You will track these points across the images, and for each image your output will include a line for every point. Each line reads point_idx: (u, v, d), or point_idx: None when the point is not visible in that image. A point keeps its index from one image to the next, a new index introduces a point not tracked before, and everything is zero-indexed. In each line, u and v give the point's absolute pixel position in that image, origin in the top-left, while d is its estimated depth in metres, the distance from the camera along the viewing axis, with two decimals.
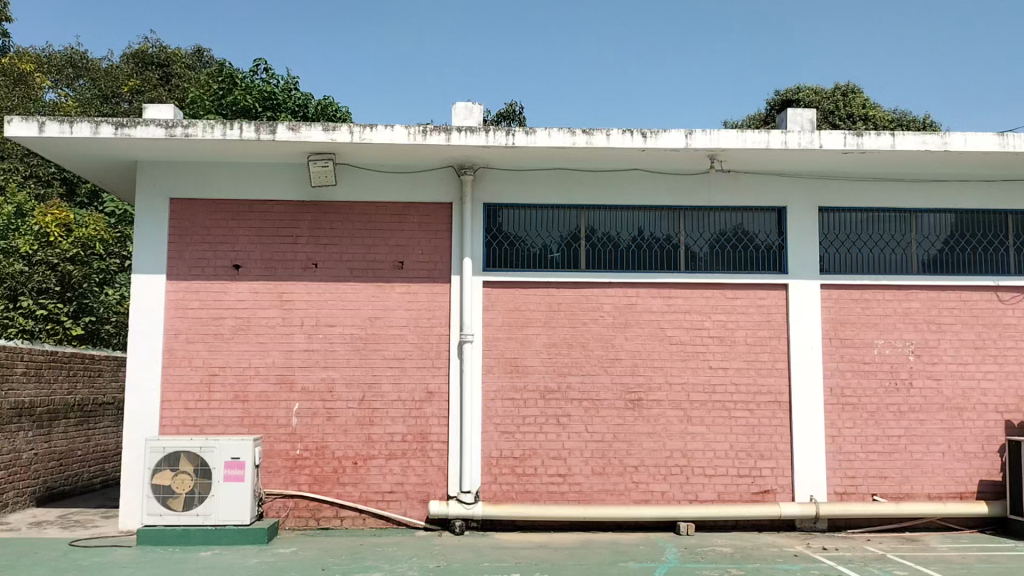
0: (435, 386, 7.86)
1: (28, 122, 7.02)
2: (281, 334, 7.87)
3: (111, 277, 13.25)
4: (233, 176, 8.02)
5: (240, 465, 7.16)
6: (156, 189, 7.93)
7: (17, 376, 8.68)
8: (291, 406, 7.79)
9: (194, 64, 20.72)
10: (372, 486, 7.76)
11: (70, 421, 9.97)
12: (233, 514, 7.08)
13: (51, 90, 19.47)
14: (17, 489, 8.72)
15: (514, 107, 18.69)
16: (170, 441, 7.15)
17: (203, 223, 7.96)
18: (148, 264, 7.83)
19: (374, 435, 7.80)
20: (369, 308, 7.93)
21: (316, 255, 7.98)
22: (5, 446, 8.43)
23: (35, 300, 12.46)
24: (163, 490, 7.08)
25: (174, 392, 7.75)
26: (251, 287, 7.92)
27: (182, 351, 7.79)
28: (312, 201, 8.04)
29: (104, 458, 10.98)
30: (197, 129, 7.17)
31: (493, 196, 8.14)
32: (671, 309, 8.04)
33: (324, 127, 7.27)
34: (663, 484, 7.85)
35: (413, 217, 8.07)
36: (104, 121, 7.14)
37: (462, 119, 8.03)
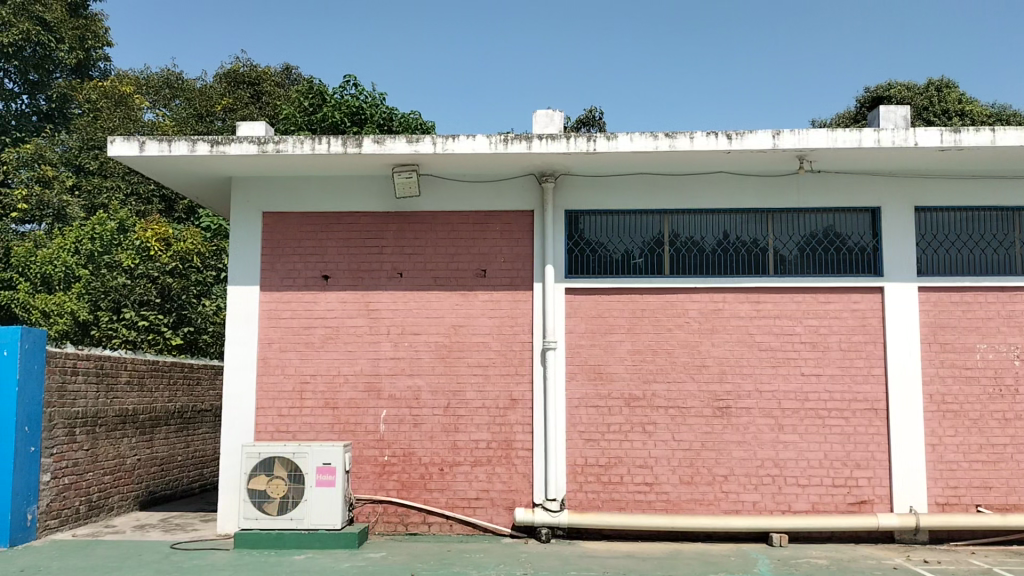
0: (519, 393, 7.88)
1: (131, 142, 7.38)
2: (368, 342, 8.03)
3: (208, 289, 13.78)
4: (321, 189, 8.24)
5: (331, 470, 7.32)
6: (248, 203, 8.22)
7: (121, 385, 9.10)
8: (379, 413, 7.94)
9: (283, 82, 21.36)
10: (458, 493, 7.83)
11: (171, 428, 10.40)
12: (324, 519, 7.24)
13: (150, 111, 20.40)
14: (122, 493, 9.12)
15: (593, 113, 18.66)
16: (265, 446, 7.38)
17: (293, 236, 8.20)
18: (242, 275, 8.12)
19: (460, 442, 7.88)
20: (453, 317, 8.02)
21: (401, 265, 8.12)
22: (110, 451, 8.85)
23: (137, 312, 13.09)
24: (259, 495, 7.30)
25: (268, 399, 7.99)
26: (339, 297, 8.10)
27: (275, 359, 8.04)
28: (396, 212, 8.18)
29: (202, 464, 11.40)
30: (288, 144, 7.39)
31: (574, 203, 8.12)
32: (759, 315, 7.87)
33: (408, 140, 7.39)
34: (754, 493, 7.67)
35: (495, 226, 8.13)
36: (200, 139, 7.44)
37: (543, 127, 8.06)
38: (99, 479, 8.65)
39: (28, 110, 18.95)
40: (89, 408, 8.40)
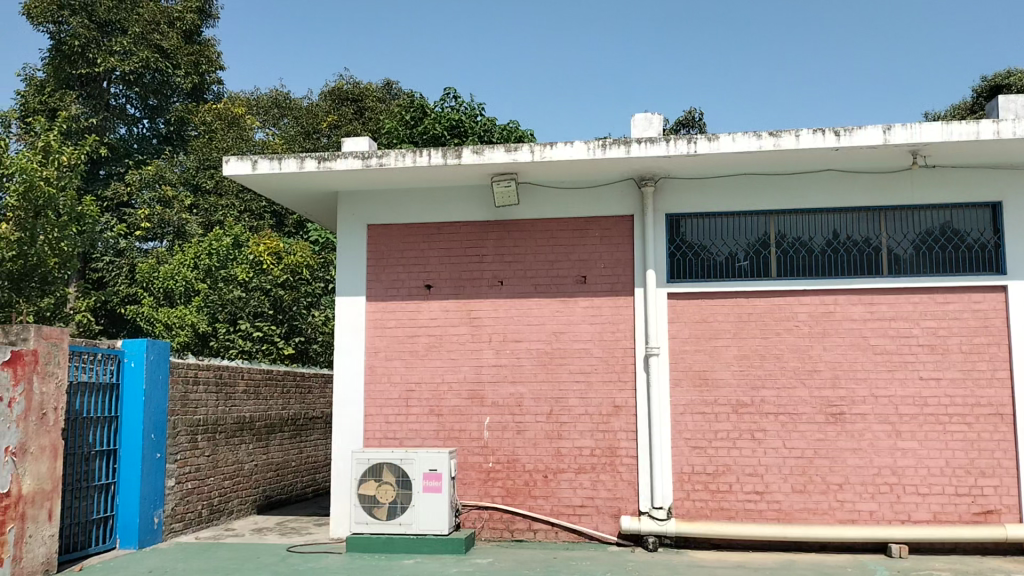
0: (622, 400, 7.83)
1: (244, 161, 7.74)
2: (471, 350, 8.13)
3: (316, 300, 14.41)
4: (423, 201, 8.40)
5: (437, 477, 7.42)
6: (354, 217, 8.47)
7: (238, 394, 9.52)
8: (483, 420, 8.02)
9: (385, 97, 21.89)
10: (563, 500, 7.83)
11: (285, 435, 10.78)
12: (431, 524, 7.36)
13: (261, 131, 21.30)
14: (240, 498, 9.52)
15: (693, 114, 18.37)
16: (373, 453, 7.57)
17: (397, 247, 8.39)
18: (349, 287, 8.36)
19: (564, 449, 7.87)
20: (554, 323, 8.03)
21: (502, 273, 8.19)
22: (229, 457, 9.25)
23: (252, 323, 13.64)
24: (369, 499, 7.50)
25: (375, 406, 8.20)
26: (442, 305, 8.23)
27: (381, 368, 8.24)
28: (496, 221, 8.27)
29: (314, 469, 11.78)
30: (390, 158, 7.58)
31: (675, 206, 8.01)
32: (873, 317, 7.57)
33: (506, 149, 7.47)
34: (871, 503, 7.37)
35: (595, 232, 8.10)
36: (307, 156, 7.72)
37: (642, 130, 7.98)
38: (219, 484, 9.06)
39: (149, 133, 19.84)
40: (210, 415, 8.82)
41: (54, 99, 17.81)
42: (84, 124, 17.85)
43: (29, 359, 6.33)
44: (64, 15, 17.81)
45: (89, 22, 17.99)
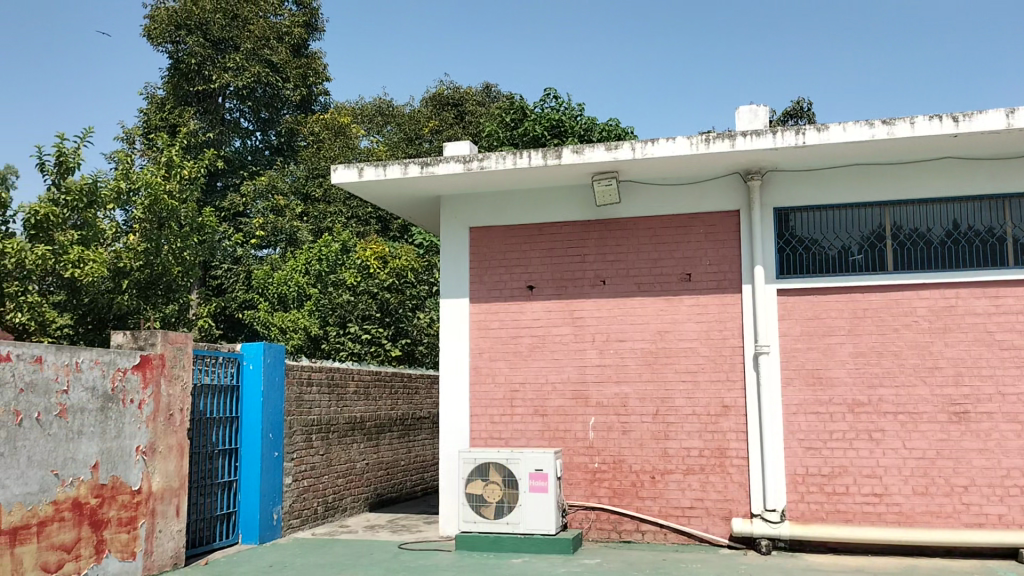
0: (731, 399, 7.66)
1: (350, 169, 7.98)
2: (575, 350, 8.12)
3: (421, 302, 14.62)
4: (525, 202, 8.44)
5: (543, 476, 7.44)
6: (457, 220, 8.59)
7: (349, 394, 9.80)
8: (588, 420, 8.00)
9: (484, 100, 22.14)
10: (671, 501, 7.72)
11: (394, 434, 11.03)
12: (539, 524, 7.39)
13: (365, 139, 21.89)
14: (353, 496, 9.81)
15: (801, 104, 17.80)
16: (480, 453, 7.66)
17: (499, 249, 8.46)
18: (453, 289, 8.49)
19: (671, 450, 7.76)
20: (659, 323, 7.93)
21: (604, 272, 8.14)
22: (342, 456, 9.54)
23: (361, 325, 14.11)
24: (477, 498, 7.59)
25: (481, 407, 8.29)
26: (545, 305, 8.25)
27: (486, 368, 8.33)
28: (597, 221, 8.22)
29: (422, 469, 12.01)
30: (491, 160, 7.65)
31: (783, 200, 7.78)
32: (999, 310, 7.16)
33: (606, 147, 7.42)
34: (1001, 506, 6.97)
35: (699, 228, 7.96)
36: (410, 162, 7.88)
37: (746, 123, 7.79)
38: (333, 482, 9.35)
39: (261, 145, 20.60)
40: (323, 415, 9.12)
41: (174, 116, 18.80)
42: (201, 138, 18.76)
43: (157, 363, 6.71)
44: (182, 35, 18.73)
45: (204, 41, 18.87)
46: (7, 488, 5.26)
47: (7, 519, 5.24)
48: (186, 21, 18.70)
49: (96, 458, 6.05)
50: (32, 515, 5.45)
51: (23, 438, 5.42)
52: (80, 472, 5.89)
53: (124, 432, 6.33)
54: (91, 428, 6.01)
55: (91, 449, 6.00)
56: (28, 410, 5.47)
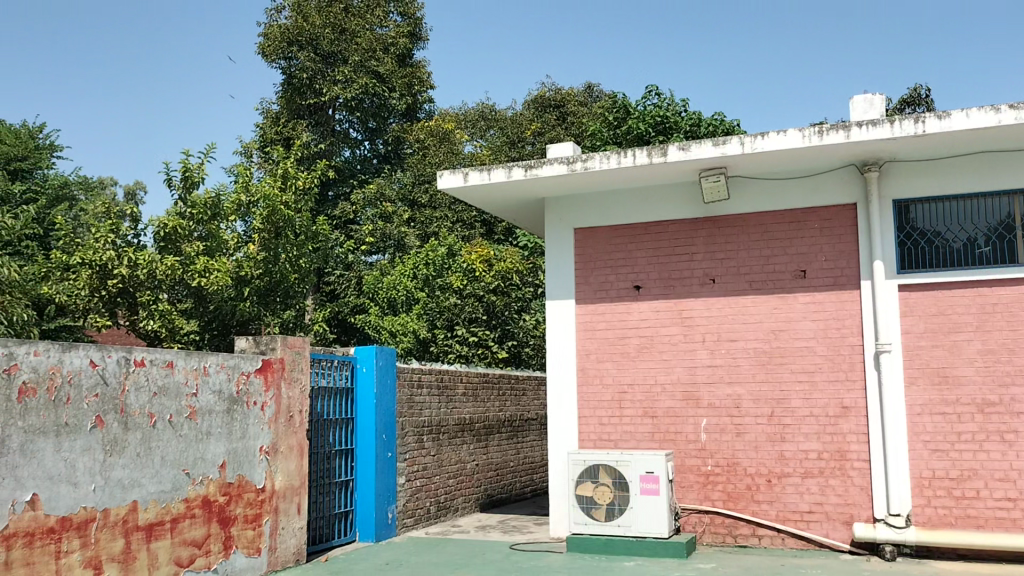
0: (850, 400, 7.38)
1: (456, 174, 8.12)
2: (685, 351, 7.99)
3: (527, 304, 14.84)
4: (630, 201, 8.35)
5: (654, 479, 7.35)
6: (561, 221, 8.59)
7: (458, 396, 9.95)
8: (699, 422, 7.86)
9: (586, 100, 22.08)
10: (789, 505, 7.50)
11: (503, 436, 11.13)
12: (651, 526, 7.30)
13: (470, 143, 22.20)
14: (464, 496, 9.95)
15: (918, 91, 17.01)
16: (589, 454, 7.62)
17: (605, 249, 8.40)
18: (559, 291, 8.48)
19: (787, 452, 7.54)
20: (772, 322, 7.72)
21: (714, 271, 7.98)
22: (453, 457, 9.69)
23: (468, 328, 14.32)
24: (587, 500, 7.56)
25: (589, 408, 8.26)
26: (653, 306, 8.15)
27: (594, 370, 8.29)
28: (705, 218, 8.07)
29: (532, 470, 12.08)
30: (595, 160, 7.62)
31: (901, 191, 7.44)
32: None
33: (714, 142, 7.27)
34: None
35: (813, 223, 7.70)
36: (515, 165, 7.94)
37: (861, 113, 7.49)
38: (445, 482, 9.52)
39: (369, 154, 21.16)
40: (433, 417, 9.28)
41: (287, 129, 19.60)
42: (313, 150, 19.45)
43: (277, 366, 6.99)
44: (293, 51, 19.43)
45: (314, 55, 19.52)
46: (143, 486, 5.59)
47: (143, 516, 5.56)
48: (298, 37, 19.39)
49: (223, 457, 6.35)
50: (166, 512, 5.77)
51: (157, 439, 5.75)
52: (209, 471, 6.20)
53: (249, 433, 6.63)
54: (219, 429, 6.32)
55: (218, 449, 6.30)
56: (161, 413, 5.80)
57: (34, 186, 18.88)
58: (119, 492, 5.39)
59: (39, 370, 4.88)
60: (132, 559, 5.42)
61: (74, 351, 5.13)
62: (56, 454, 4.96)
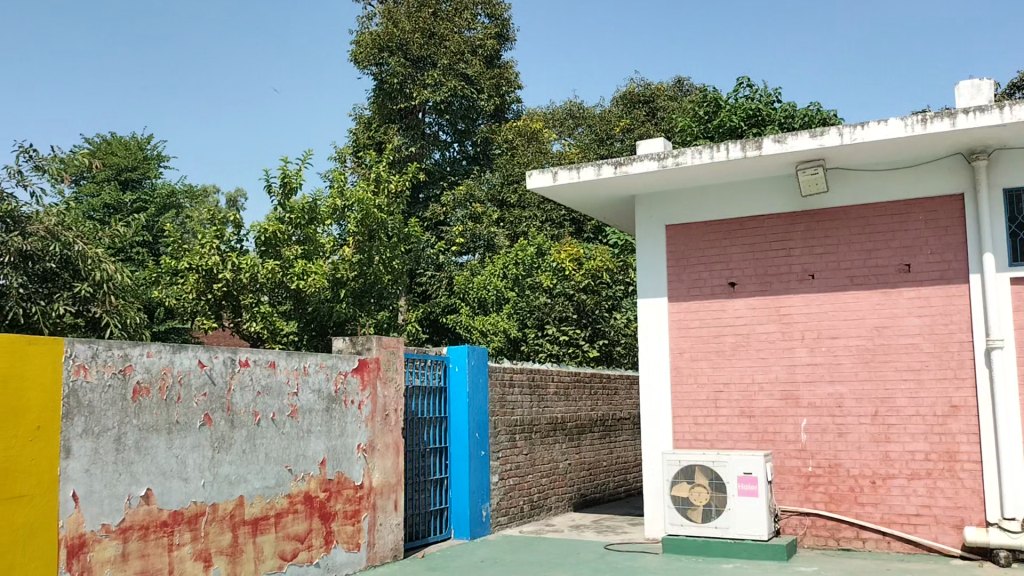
0: (960, 399, 7.06)
1: (545, 173, 8.14)
2: (783, 349, 7.78)
3: (618, 303, 14.90)
4: (723, 196, 8.18)
5: (753, 480, 7.19)
6: (652, 218, 8.46)
7: (550, 395, 9.97)
8: (799, 422, 7.64)
9: (676, 94, 21.76)
10: (895, 508, 7.22)
11: (596, 435, 11.09)
12: (749, 528, 7.15)
13: (558, 142, 22.23)
14: (557, 495, 9.96)
15: None
16: (685, 454, 7.50)
17: (697, 246, 8.25)
18: (651, 289, 8.36)
19: (893, 453, 7.26)
20: (875, 318, 7.44)
21: (812, 266, 7.75)
22: (545, 456, 9.71)
23: (558, 327, 14.32)
24: (683, 501, 7.45)
25: (684, 407, 8.14)
26: (749, 303, 7.96)
27: (687, 369, 8.16)
28: (803, 212, 7.83)
29: (625, 469, 12.00)
30: (687, 155, 7.49)
31: (1013, 179, 7.06)
32: None
33: (811, 134, 7.06)
34: None
35: (917, 215, 7.39)
36: (604, 162, 7.89)
37: (968, 99, 7.14)
38: (538, 480, 9.55)
39: (459, 155, 21.39)
40: (525, 416, 9.32)
41: (380, 134, 20.02)
42: (405, 153, 19.82)
43: (373, 366, 7.15)
44: (385, 57, 19.79)
45: (405, 61, 19.85)
46: (249, 482, 5.80)
47: (249, 510, 5.77)
48: (388, 43, 19.74)
49: (323, 454, 6.53)
50: (271, 507, 5.97)
51: (261, 436, 5.95)
52: (310, 467, 6.38)
53: (347, 431, 6.80)
54: (319, 427, 6.50)
55: (318, 446, 6.49)
56: (265, 411, 6.01)
57: (144, 196, 19.84)
58: (227, 487, 5.61)
59: (151, 370, 5.12)
60: (239, 552, 5.62)
61: (183, 351, 5.36)
62: (167, 450, 5.19)
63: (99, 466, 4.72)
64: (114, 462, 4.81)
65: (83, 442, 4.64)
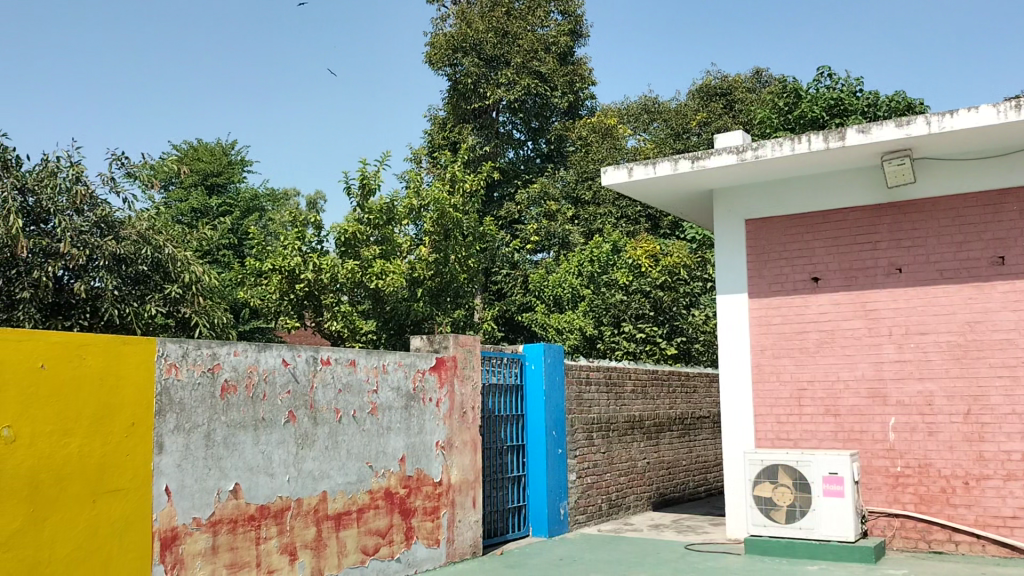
0: None
1: (620, 170, 8.07)
2: (869, 345, 7.54)
3: (696, 299, 14.65)
4: (805, 188, 7.96)
5: (839, 480, 6.98)
6: (730, 212, 8.29)
7: (628, 393, 9.90)
8: (886, 421, 7.40)
9: (754, 86, 21.34)
10: (989, 510, 6.93)
11: (675, 434, 10.96)
12: (835, 530, 6.95)
13: (633, 137, 22.09)
14: (636, 494, 9.88)
15: None
16: (768, 454, 7.33)
17: (779, 240, 8.05)
18: (730, 285, 8.20)
19: (987, 453, 6.97)
20: (967, 312, 7.15)
21: (900, 259, 7.48)
22: (623, 454, 9.65)
23: (635, 325, 14.15)
24: (766, 502, 7.29)
25: (766, 406, 7.96)
26: (833, 298, 7.74)
27: (769, 366, 7.97)
28: (889, 204, 7.57)
29: (705, 469, 11.83)
30: (766, 148, 7.32)
31: None
32: None
33: (896, 123, 6.81)
34: None
35: (1011, 205, 7.08)
36: (681, 157, 7.78)
37: None
38: (616, 479, 9.49)
39: (533, 153, 21.48)
40: (603, 414, 9.27)
41: (455, 134, 20.21)
42: (479, 153, 19.97)
43: (450, 364, 7.22)
44: (459, 57, 19.93)
45: (479, 60, 19.97)
46: (331, 478, 5.92)
47: (332, 506, 5.90)
48: (462, 43, 19.87)
49: (403, 451, 6.62)
50: (353, 503, 6.08)
51: (343, 433, 6.07)
52: (390, 464, 6.48)
53: (425, 428, 6.88)
54: (398, 425, 6.59)
55: (398, 443, 6.58)
56: (346, 408, 6.12)
57: (228, 200, 20.45)
58: (311, 482, 5.74)
59: (238, 369, 5.28)
60: (323, 547, 5.75)
61: (267, 351, 5.51)
62: (254, 447, 5.34)
63: (189, 461, 4.88)
64: (204, 458, 4.98)
65: (175, 438, 4.81)
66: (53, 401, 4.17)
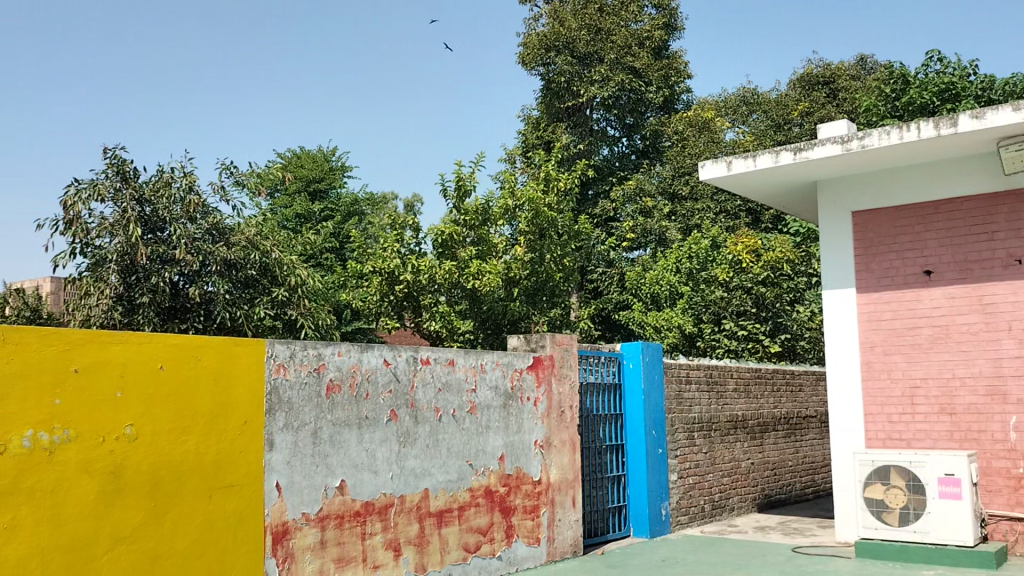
0: None
1: (719, 163, 7.90)
2: (987, 340, 7.16)
3: (800, 294, 14.19)
4: (914, 177, 7.60)
5: (955, 482, 6.65)
6: (836, 204, 8.00)
7: (730, 392, 9.68)
8: (1007, 420, 7.02)
9: (859, 73, 20.54)
10: None
11: (780, 434, 10.65)
12: (953, 534, 6.62)
13: (731, 130, 21.64)
14: (740, 495, 9.66)
15: None
16: (879, 454, 7.03)
17: (887, 232, 7.72)
18: (837, 279, 7.91)
19: None
20: None
21: (1019, 250, 7.08)
22: (726, 454, 9.44)
23: (736, 322, 13.77)
24: (877, 504, 7.00)
25: (876, 404, 7.64)
26: (947, 292, 7.37)
27: (879, 363, 7.65)
28: (1006, 192, 7.16)
29: (812, 470, 11.46)
30: (872, 137, 7.02)
31: None
32: None
33: (1014, 107, 6.43)
34: None
35: None
36: (782, 149, 7.56)
37: None
38: (719, 480, 9.30)
39: (628, 150, 21.34)
40: (704, 413, 9.10)
41: (548, 133, 20.21)
42: (573, 151, 19.92)
43: (547, 363, 7.22)
44: (552, 56, 19.92)
45: (572, 58, 19.91)
46: (433, 475, 6.02)
47: (435, 503, 5.99)
48: (555, 42, 19.82)
49: (502, 449, 6.67)
50: (454, 500, 6.17)
51: (443, 431, 6.15)
52: (490, 462, 6.54)
53: (524, 427, 6.90)
54: (497, 423, 6.64)
55: (497, 442, 6.63)
56: (446, 407, 6.21)
57: (330, 205, 21.06)
58: (413, 480, 5.85)
59: (342, 369, 5.42)
60: (426, 543, 5.84)
61: (369, 351, 5.64)
62: (359, 445, 5.48)
63: (298, 458, 5.05)
64: (311, 455, 5.14)
65: (284, 436, 4.98)
66: (171, 402, 4.38)
